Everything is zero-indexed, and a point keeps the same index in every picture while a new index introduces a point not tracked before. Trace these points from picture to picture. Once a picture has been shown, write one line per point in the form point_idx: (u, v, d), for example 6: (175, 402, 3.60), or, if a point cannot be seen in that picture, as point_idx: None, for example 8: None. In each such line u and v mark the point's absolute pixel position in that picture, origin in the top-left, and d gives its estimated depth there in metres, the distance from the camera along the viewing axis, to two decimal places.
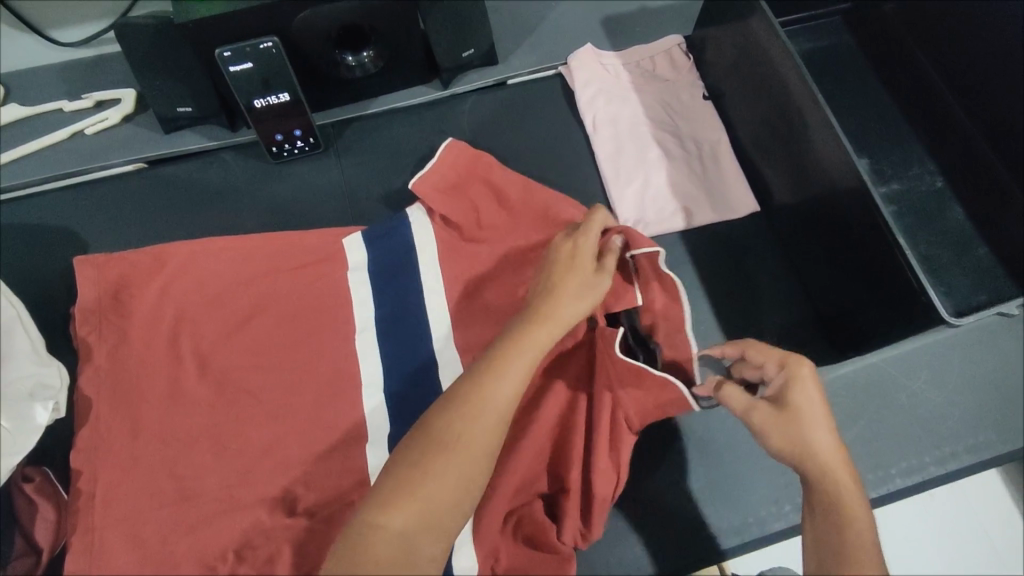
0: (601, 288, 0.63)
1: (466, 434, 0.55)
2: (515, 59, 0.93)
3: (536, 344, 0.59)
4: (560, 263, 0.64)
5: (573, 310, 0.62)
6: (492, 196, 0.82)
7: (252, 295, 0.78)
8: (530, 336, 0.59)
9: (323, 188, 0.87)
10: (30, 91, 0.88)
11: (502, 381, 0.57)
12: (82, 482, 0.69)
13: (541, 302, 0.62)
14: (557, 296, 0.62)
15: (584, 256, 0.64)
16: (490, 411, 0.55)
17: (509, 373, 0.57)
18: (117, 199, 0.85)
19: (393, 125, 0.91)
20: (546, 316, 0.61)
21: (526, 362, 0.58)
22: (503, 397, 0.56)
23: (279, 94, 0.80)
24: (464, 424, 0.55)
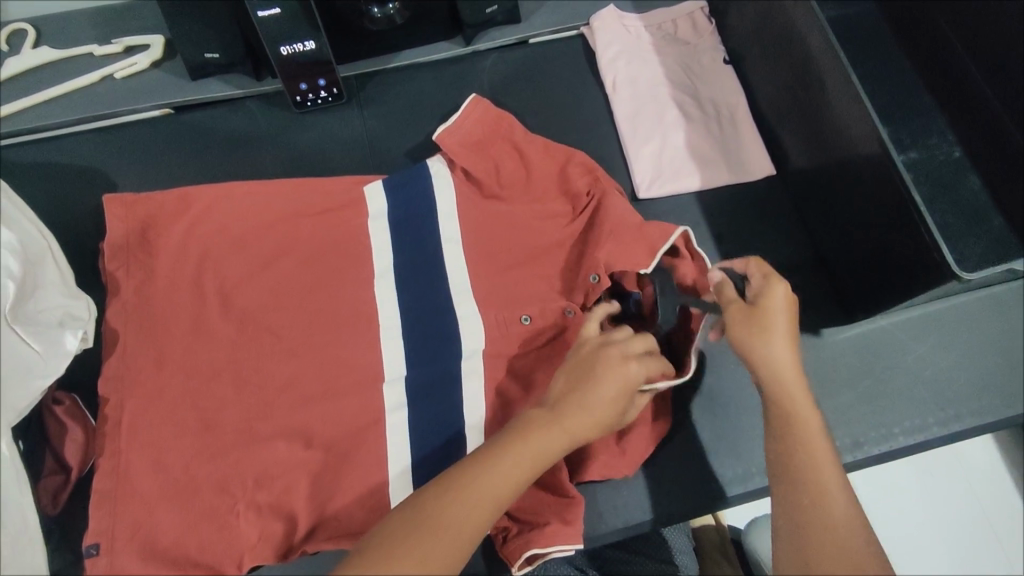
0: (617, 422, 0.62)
1: (454, 525, 0.55)
2: (538, 17, 0.94)
3: (544, 459, 0.59)
4: (595, 369, 0.61)
5: (593, 426, 0.61)
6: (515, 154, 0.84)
7: (274, 239, 0.80)
8: (544, 446, 0.59)
9: (345, 138, 0.89)
10: (61, 35, 0.90)
11: (495, 482, 0.57)
12: (109, 409, 0.71)
13: (569, 408, 0.60)
14: (583, 405, 0.60)
15: (622, 377, 0.61)
16: (485, 507, 0.56)
17: (510, 477, 0.57)
18: (144, 143, 0.87)
19: (413, 80, 0.92)
20: (558, 432, 0.60)
21: (522, 476, 0.58)
22: (498, 501, 0.57)
23: (304, 42, 0.81)
24: (451, 518, 0.55)
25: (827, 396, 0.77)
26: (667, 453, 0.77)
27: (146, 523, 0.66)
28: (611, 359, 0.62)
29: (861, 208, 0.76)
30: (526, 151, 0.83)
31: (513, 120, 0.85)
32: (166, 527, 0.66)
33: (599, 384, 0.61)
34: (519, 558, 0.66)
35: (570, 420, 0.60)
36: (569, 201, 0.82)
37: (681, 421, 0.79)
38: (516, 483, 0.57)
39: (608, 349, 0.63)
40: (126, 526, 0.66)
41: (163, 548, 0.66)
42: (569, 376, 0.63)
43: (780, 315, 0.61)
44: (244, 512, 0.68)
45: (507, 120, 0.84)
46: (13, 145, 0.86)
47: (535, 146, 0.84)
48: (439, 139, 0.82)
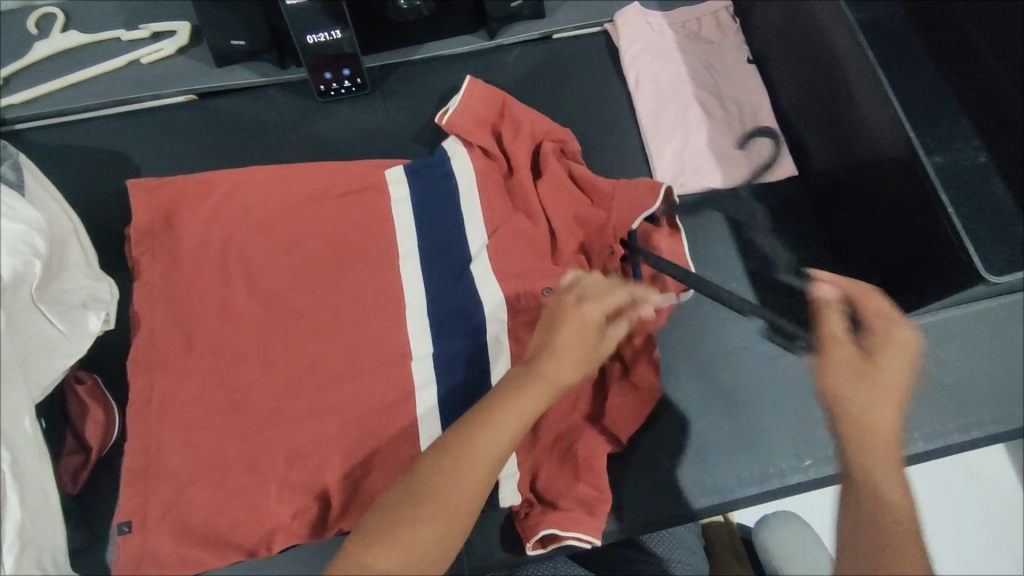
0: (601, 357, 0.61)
1: (446, 492, 0.53)
2: (562, 13, 0.94)
3: (534, 410, 0.57)
4: (564, 318, 0.60)
5: (579, 369, 0.59)
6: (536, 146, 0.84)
7: (299, 224, 0.80)
8: (528, 398, 0.57)
9: (368, 127, 0.89)
10: (89, 20, 0.90)
11: (484, 439, 0.54)
12: (138, 390, 0.72)
13: (546, 356, 0.59)
14: (560, 353, 0.58)
15: (588, 324, 0.60)
16: (478, 468, 0.54)
17: (500, 433, 0.55)
18: (168, 128, 0.87)
19: (437, 72, 0.91)
20: (534, 385, 0.57)
21: (513, 434, 0.56)
22: (494, 457, 0.55)
23: (330, 31, 0.82)
24: (444, 486, 0.53)
25: None
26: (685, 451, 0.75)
27: (178, 501, 0.68)
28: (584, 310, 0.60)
29: (883, 208, 0.75)
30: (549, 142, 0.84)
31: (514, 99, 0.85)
32: (197, 506, 0.67)
33: (565, 332, 0.59)
34: (535, 537, 0.67)
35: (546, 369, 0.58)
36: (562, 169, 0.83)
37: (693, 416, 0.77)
38: (509, 439, 0.55)
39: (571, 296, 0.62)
40: (158, 505, 0.68)
41: (194, 527, 0.67)
42: (547, 330, 0.60)
43: (900, 361, 0.54)
44: (274, 493, 0.68)
45: (507, 102, 0.85)
46: (39, 127, 0.86)
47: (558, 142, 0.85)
48: (447, 122, 0.83)
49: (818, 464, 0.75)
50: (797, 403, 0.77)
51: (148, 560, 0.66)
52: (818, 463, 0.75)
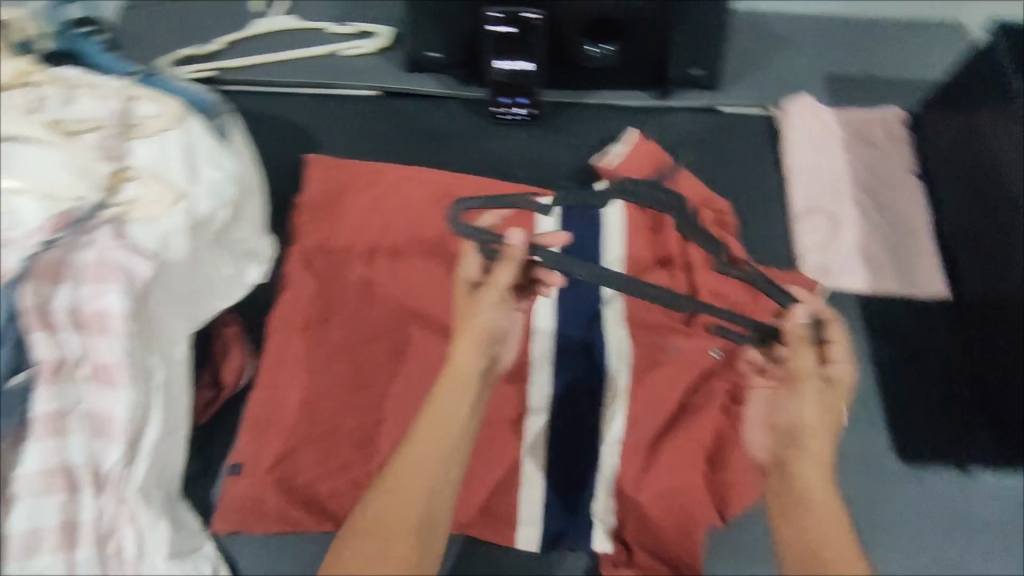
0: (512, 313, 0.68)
1: (399, 510, 0.60)
2: (732, 90, 0.97)
3: (463, 421, 0.64)
4: (472, 297, 0.68)
5: (489, 322, 0.66)
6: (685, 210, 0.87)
7: (450, 226, 0.84)
8: (431, 414, 0.63)
9: (529, 154, 0.93)
10: (305, 9, 1.00)
11: (421, 462, 0.62)
12: (275, 344, 0.77)
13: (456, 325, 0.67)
14: (466, 322, 0.66)
15: (491, 292, 0.67)
16: (413, 481, 0.61)
17: (434, 454, 0.62)
18: (350, 116, 0.95)
19: (603, 117, 0.95)
20: (456, 375, 0.64)
21: (446, 456, 0.62)
22: (419, 473, 0.61)
23: (522, 62, 0.87)
24: (399, 507, 0.60)
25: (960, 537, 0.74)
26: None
27: (291, 457, 0.73)
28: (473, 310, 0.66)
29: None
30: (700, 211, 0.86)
31: (673, 163, 0.89)
32: (308, 466, 0.72)
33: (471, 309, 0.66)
34: None
35: (462, 360, 0.65)
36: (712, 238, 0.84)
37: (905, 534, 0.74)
38: (430, 453, 0.62)
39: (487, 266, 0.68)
40: (271, 455, 0.72)
41: (300, 485, 0.72)
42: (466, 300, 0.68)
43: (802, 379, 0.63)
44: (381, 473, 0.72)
45: (667, 164, 0.88)
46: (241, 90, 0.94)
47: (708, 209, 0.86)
48: (610, 169, 0.89)
49: None
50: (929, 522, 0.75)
51: (255, 502, 0.71)
52: None
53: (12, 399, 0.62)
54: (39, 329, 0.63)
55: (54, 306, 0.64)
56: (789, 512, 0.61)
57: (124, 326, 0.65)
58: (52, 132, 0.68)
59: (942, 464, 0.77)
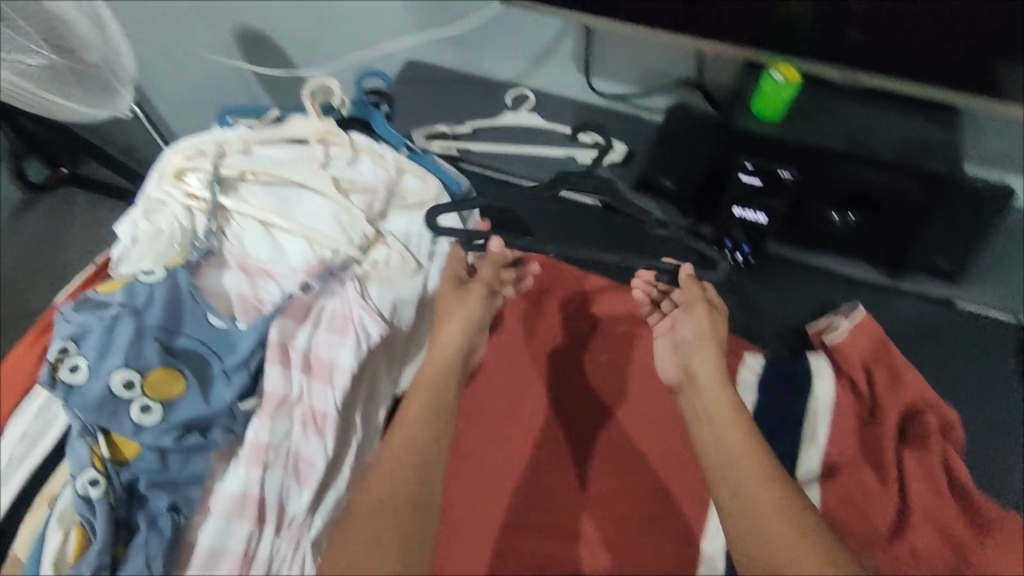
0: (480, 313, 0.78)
1: (394, 459, 0.64)
2: (982, 284, 0.88)
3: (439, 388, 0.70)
4: (463, 292, 0.78)
5: (466, 320, 0.76)
6: (900, 402, 0.79)
7: (642, 394, 0.87)
8: (443, 387, 0.71)
9: (737, 300, 0.92)
10: (549, 107, 1.05)
11: (412, 409, 0.68)
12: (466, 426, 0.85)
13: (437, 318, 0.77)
14: (450, 317, 0.76)
15: (471, 300, 0.78)
16: (401, 432, 0.66)
17: (416, 401, 0.69)
18: (569, 222, 1.00)
19: (821, 282, 0.92)
20: (435, 362, 0.73)
21: (419, 399, 0.69)
22: (403, 420, 0.66)
23: (757, 213, 0.87)
24: (389, 461, 0.63)
25: None
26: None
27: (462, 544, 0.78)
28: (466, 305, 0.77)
29: None
30: (916, 407, 0.79)
31: (893, 347, 0.81)
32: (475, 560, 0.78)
33: (461, 302, 0.77)
34: None
35: (442, 352, 0.73)
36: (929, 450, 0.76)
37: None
38: (418, 401, 0.69)
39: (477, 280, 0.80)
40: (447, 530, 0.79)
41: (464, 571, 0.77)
42: (452, 295, 0.78)
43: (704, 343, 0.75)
44: None
45: (891, 347, 0.82)
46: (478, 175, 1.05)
47: (927, 410, 0.78)
48: (835, 342, 0.83)
49: None
50: None
51: None
52: None
53: (237, 418, 0.68)
54: (277, 363, 0.69)
55: (296, 343, 0.71)
56: (724, 475, 0.64)
57: (344, 381, 0.71)
58: (328, 185, 0.79)
59: None
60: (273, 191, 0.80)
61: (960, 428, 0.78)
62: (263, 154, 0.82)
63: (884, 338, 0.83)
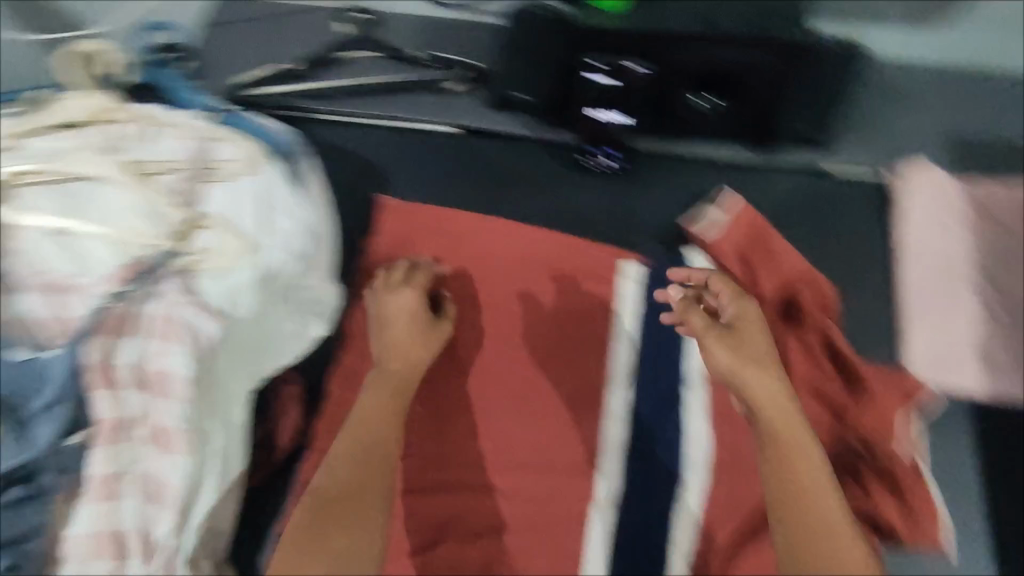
0: (439, 333, 0.75)
1: (345, 488, 0.63)
2: (844, 153, 0.88)
3: (389, 399, 0.70)
4: (393, 309, 0.74)
5: (416, 343, 0.74)
6: (771, 266, 0.80)
7: (543, 326, 0.81)
8: (399, 402, 0.70)
9: (611, 210, 0.87)
10: (387, 28, 0.94)
11: (357, 437, 0.66)
12: (336, 405, 0.75)
13: (379, 334, 0.74)
14: (388, 333, 0.74)
15: (417, 316, 0.75)
16: (350, 459, 0.65)
17: (360, 417, 0.68)
18: (423, 156, 0.90)
19: (698, 174, 0.87)
20: (392, 371, 0.72)
21: (378, 430, 0.67)
22: (337, 450, 0.65)
23: (623, 116, 0.83)
24: (334, 488, 0.63)
25: None
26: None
27: None
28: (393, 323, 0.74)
29: None
30: (789, 272, 0.80)
31: (769, 230, 0.82)
32: None
33: (414, 322, 0.74)
34: None
35: (407, 354, 0.73)
36: (813, 326, 0.79)
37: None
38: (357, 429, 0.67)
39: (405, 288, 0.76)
40: None
41: None
42: (398, 312, 0.74)
43: (755, 327, 0.64)
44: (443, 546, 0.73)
45: (765, 230, 0.82)
46: (326, 117, 0.90)
47: (805, 277, 0.80)
48: (706, 237, 0.83)
49: None
50: None
51: None
52: None
53: (67, 458, 0.58)
54: (103, 389, 0.59)
55: (119, 361, 0.61)
56: (794, 499, 0.57)
57: (185, 391, 0.62)
58: (119, 170, 0.63)
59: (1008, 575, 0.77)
60: (57, 191, 0.61)
61: (835, 292, 0.81)
62: (33, 147, 0.63)
63: (758, 221, 0.82)
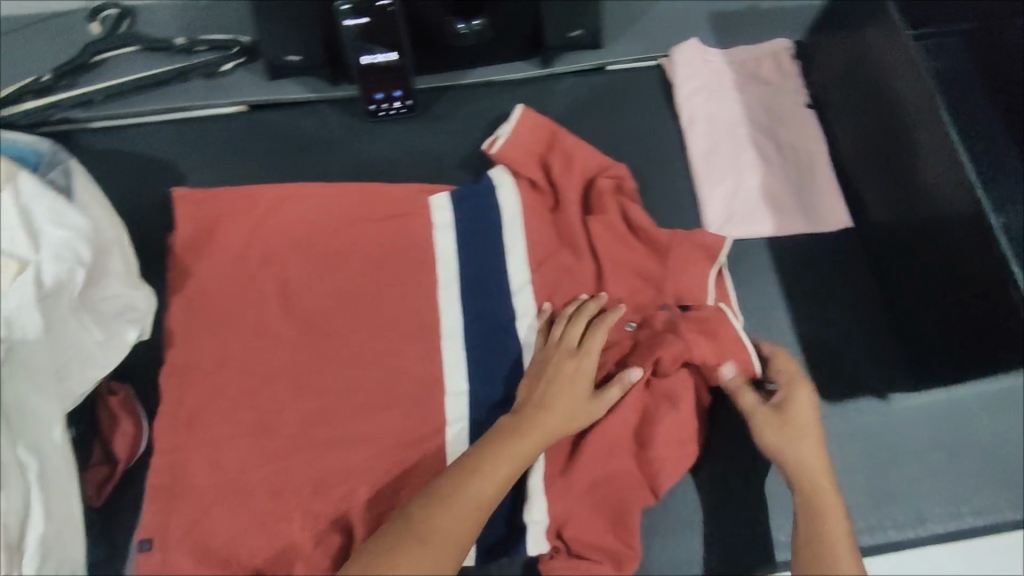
0: (593, 413, 0.68)
1: (442, 530, 0.59)
2: (618, 46, 0.93)
3: (513, 454, 0.64)
4: (558, 374, 0.69)
5: (564, 411, 0.67)
6: (564, 162, 0.84)
7: (361, 272, 0.80)
8: (515, 447, 0.65)
9: (414, 150, 0.89)
10: (150, 22, 0.92)
11: (479, 492, 0.62)
12: (169, 403, 0.73)
13: (531, 415, 0.67)
14: (549, 406, 0.67)
15: (581, 375, 0.69)
16: (468, 504, 0.61)
17: (489, 475, 0.63)
18: (213, 140, 0.88)
19: (487, 98, 0.91)
20: (512, 425, 0.66)
21: (495, 484, 0.63)
22: (440, 516, 0.60)
23: (386, 54, 0.82)
24: (437, 524, 0.59)
25: (892, 467, 0.75)
26: (890, 495, 0.74)
27: (202, 521, 0.69)
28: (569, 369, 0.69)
29: (926, 245, 0.76)
30: (583, 163, 0.83)
31: (559, 130, 0.85)
32: (221, 528, 0.69)
33: (572, 385, 0.68)
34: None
35: (559, 421, 0.67)
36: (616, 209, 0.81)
37: (959, 454, 0.75)
38: (497, 480, 0.63)
39: (570, 354, 0.71)
40: (180, 521, 0.69)
41: (213, 547, 0.68)
42: (558, 386, 0.68)
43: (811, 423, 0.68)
44: (298, 519, 0.69)
45: (558, 133, 0.85)
46: (104, 128, 0.88)
47: (599, 165, 0.84)
48: (498, 151, 0.83)
49: (861, 534, 0.73)
50: (867, 455, 0.75)
51: None
52: (862, 533, 0.73)
53: None
54: None
55: None
56: (817, 550, 0.61)
57: None
58: None
59: (865, 395, 0.77)
60: None
61: (625, 172, 0.84)
62: None
63: (547, 124, 0.85)
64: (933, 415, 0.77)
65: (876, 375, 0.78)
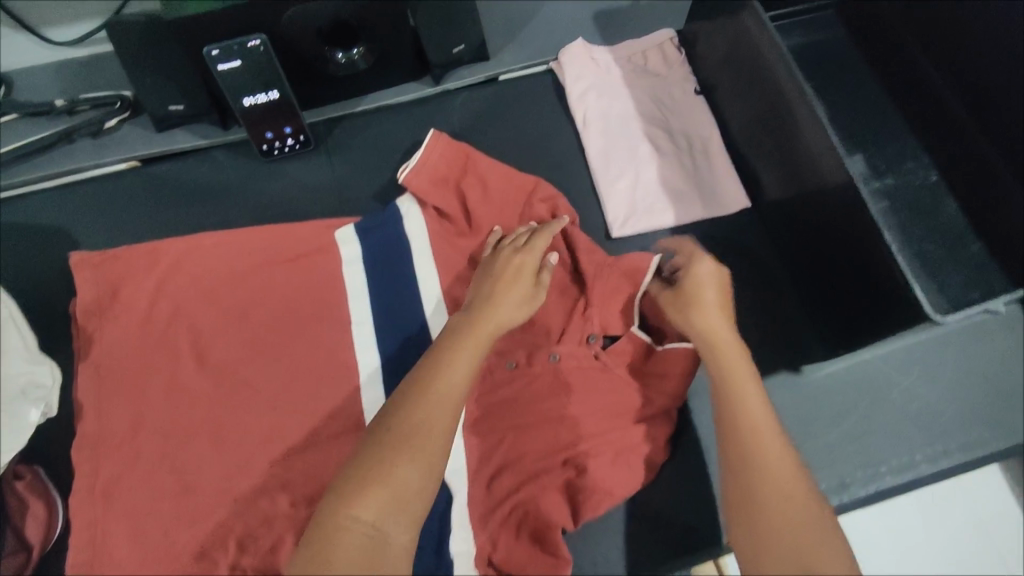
0: (537, 303, 0.69)
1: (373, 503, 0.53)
2: (506, 54, 0.93)
3: (450, 404, 0.59)
4: (502, 271, 0.70)
5: (513, 314, 0.67)
6: (479, 187, 0.82)
7: (270, 317, 0.79)
8: (447, 382, 0.60)
9: (313, 186, 0.88)
10: (31, 88, 0.90)
11: (410, 456, 0.56)
12: (83, 476, 0.72)
13: (478, 315, 0.66)
14: (497, 301, 0.67)
15: (525, 274, 0.70)
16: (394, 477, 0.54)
17: (421, 427, 0.57)
18: (108, 199, 0.87)
19: (382, 123, 0.91)
20: (452, 350, 0.62)
21: (426, 446, 0.56)
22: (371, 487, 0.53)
23: (266, 93, 0.81)
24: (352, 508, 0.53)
25: (811, 438, 0.77)
26: (812, 466, 0.76)
27: None
28: (516, 267, 0.70)
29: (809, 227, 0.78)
30: (492, 180, 0.82)
31: (475, 152, 0.84)
32: None
33: (512, 281, 0.69)
34: None
35: (500, 319, 0.66)
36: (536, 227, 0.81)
37: (873, 415, 0.78)
38: (426, 441, 0.56)
39: (517, 254, 0.71)
40: None
41: None
42: (502, 283, 0.69)
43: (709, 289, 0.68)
44: None
45: (471, 155, 0.83)
46: None
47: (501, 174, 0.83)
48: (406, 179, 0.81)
49: None
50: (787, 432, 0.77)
51: None
52: None
53: None
54: None
55: None
56: (773, 513, 0.55)
57: None
58: None
59: (776, 372, 0.79)
60: None
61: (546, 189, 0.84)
62: None
63: (461, 147, 0.84)
64: (842, 382, 0.79)
65: (785, 350, 0.80)
